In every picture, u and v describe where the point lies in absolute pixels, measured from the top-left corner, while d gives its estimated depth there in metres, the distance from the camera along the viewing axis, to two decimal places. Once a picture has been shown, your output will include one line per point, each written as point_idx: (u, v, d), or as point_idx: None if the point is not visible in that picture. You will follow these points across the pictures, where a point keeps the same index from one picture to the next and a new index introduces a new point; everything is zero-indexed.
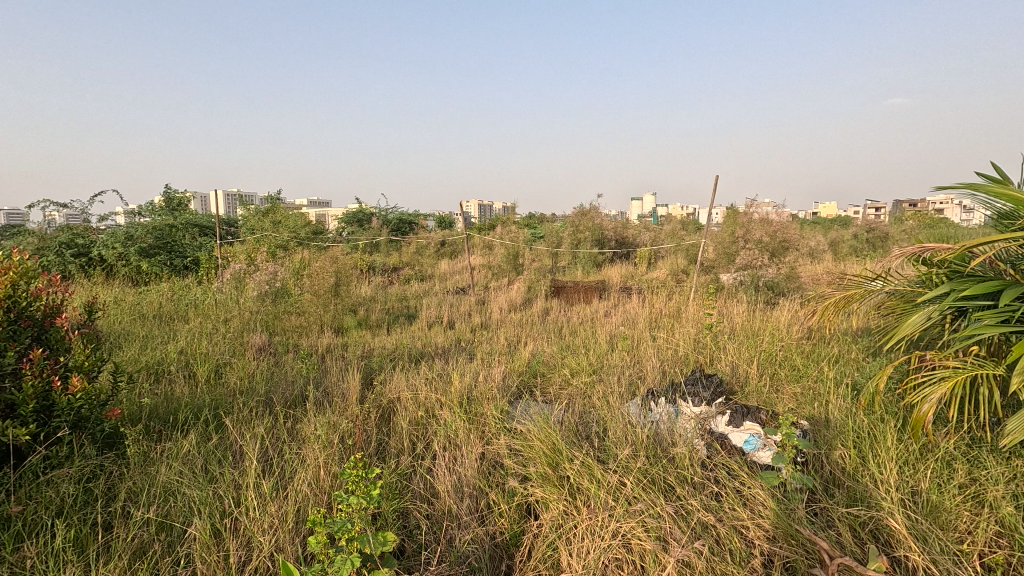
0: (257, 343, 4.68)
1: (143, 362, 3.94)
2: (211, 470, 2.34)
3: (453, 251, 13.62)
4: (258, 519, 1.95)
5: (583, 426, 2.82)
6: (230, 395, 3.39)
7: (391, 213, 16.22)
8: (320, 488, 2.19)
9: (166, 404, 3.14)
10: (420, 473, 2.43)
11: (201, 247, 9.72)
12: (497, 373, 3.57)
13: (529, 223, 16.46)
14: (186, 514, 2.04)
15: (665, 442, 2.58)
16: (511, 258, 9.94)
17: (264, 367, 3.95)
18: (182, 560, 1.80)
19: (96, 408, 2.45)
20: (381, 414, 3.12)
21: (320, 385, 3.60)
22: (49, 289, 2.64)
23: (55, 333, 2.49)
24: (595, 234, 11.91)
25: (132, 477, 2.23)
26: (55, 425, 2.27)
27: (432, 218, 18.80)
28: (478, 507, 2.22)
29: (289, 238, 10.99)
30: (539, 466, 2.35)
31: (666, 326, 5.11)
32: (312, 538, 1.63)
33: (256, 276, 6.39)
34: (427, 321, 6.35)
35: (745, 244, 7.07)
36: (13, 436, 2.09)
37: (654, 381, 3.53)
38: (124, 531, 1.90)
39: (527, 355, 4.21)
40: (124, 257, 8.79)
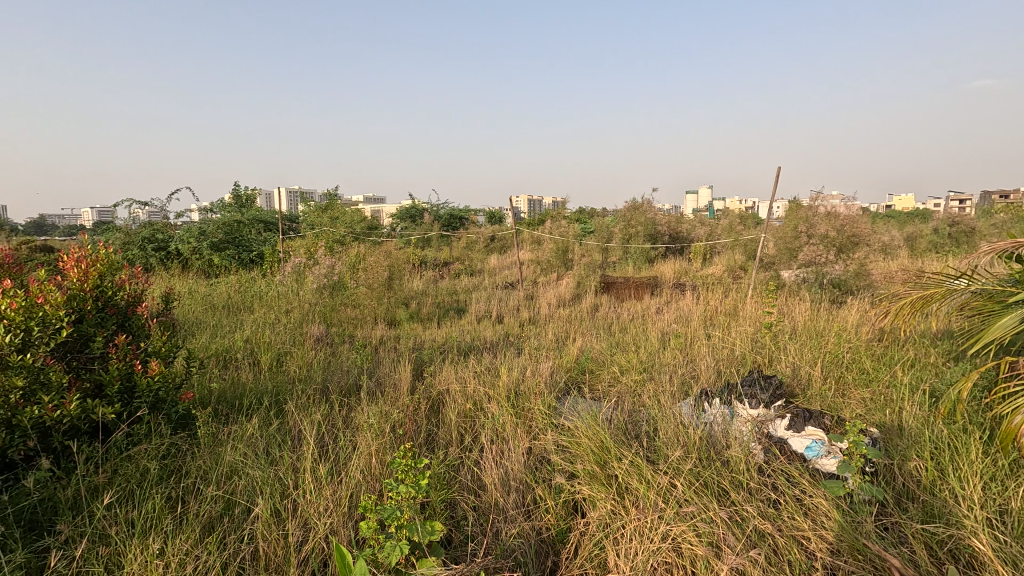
0: (315, 333, 4.90)
1: (213, 349, 4.21)
2: (273, 453, 2.46)
3: (503, 246, 13.71)
4: (314, 503, 2.03)
5: (632, 425, 2.76)
6: (290, 382, 3.57)
7: (443, 209, 16.53)
8: (372, 475, 2.27)
9: (232, 388, 3.34)
10: (468, 464, 2.46)
11: (266, 242, 10.30)
12: (545, 369, 3.55)
13: (579, 218, 16.27)
14: (249, 493, 2.16)
15: (719, 444, 2.48)
16: (561, 253, 9.88)
17: (322, 357, 4.14)
18: (246, 536, 1.92)
19: (171, 390, 2.65)
20: (431, 406, 3.18)
21: (373, 376, 3.71)
22: (132, 280, 2.86)
23: (136, 320, 2.70)
24: (648, 229, 11.59)
25: (203, 456, 2.38)
26: (137, 405, 2.48)
27: (483, 213, 19.03)
28: (525, 502, 2.22)
29: (346, 233, 11.41)
30: (587, 463, 2.31)
31: (721, 324, 4.91)
32: (364, 524, 1.68)
33: (315, 270, 6.69)
34: (477, 316, 6.41)
35: (809, 239, 6.68)
36: (101, 414, 2.30)
37: (707, 381, 3.41)
38: (196, 506, 2.03)
39: (575, 351, 4.17)
40: (198, 251, 9.45)
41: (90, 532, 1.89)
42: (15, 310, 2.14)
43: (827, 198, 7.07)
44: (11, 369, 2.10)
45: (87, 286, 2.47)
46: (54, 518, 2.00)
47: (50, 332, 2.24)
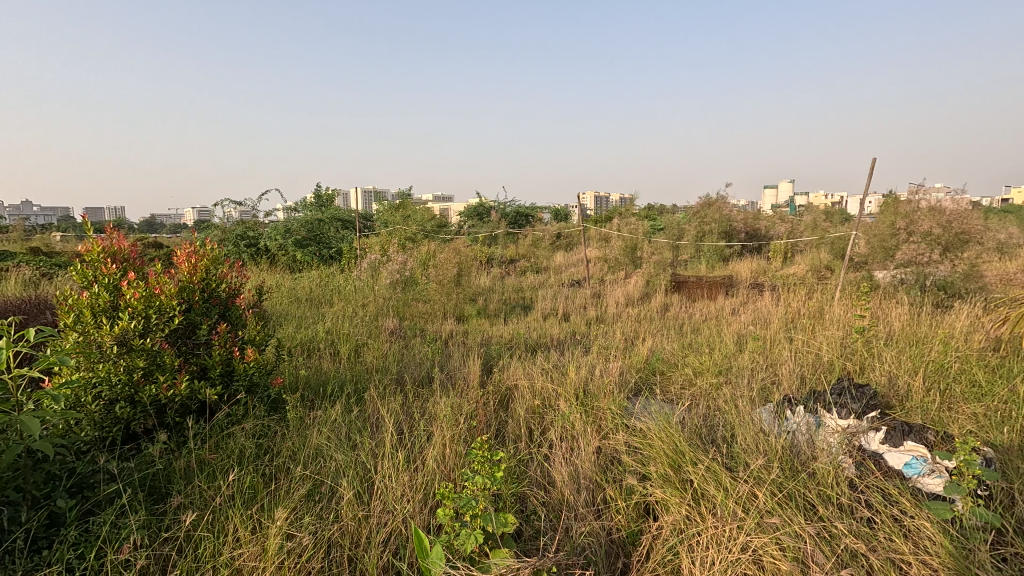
0: (389, 327, 5.14)
1: (299, 340, 4.52)
2: (354, 438, 2.61)
3: (569, 243, 13.63)
4: (392, 487, 2.13)
5: (708, 429, 2.65)
6: (367, 372, 3.76)
7: (510, 206, 16.70)
8: (445, 464, 2.34)
9: (316, 376, 3.58)
10: (538, 460, 2.47)
11: (344, 239, 10.90)
12: (614, 368, 3.49)
13: (648, 214, 15.81)
14: (334, 474, 2.30)
15: (803, 455, 2.33)
16: (629, 251, 9.65)
17: (396, 349, 4.33)
18: (332, 514, 2.05)
19: (264, 375, 2.89)
20: (500, 401, 3.23)
21: (443, 369, 3.82)
22: (231, 274, 3.14)
23: (235, 311, 2.97)
24: (722, 226, 11.05)
25: (292, 438, 2.56)
26: (235, 388, 2.72)
27: (549, 210, 19.01)
28: (595, 501, 2.20)
29: (416, 230, 11.81)
30: (660, 466, 2.26)
31: (805, 327, 4.59)
32: (441, 511, 1.75)
33: (389, 266, 6.98)
34: (543, 313, 6.41)
35: (908, 237, 6.10)
36: (206, 394, 2.55)
37: (790, 387, 3.21)
38: (287, 484, 2.19)
39: (645, 352, 4.06)
40: (283, 247, 10.25)
41: (199, 499, 2.09)
42: (139, 299, 2.44)
43: (930, 191, 6.40)
44: (134, 351, 2.39)
45: (195, 279, 2.74)
46: (169, 485, 2.23)
47: (165, 319, 2.52)
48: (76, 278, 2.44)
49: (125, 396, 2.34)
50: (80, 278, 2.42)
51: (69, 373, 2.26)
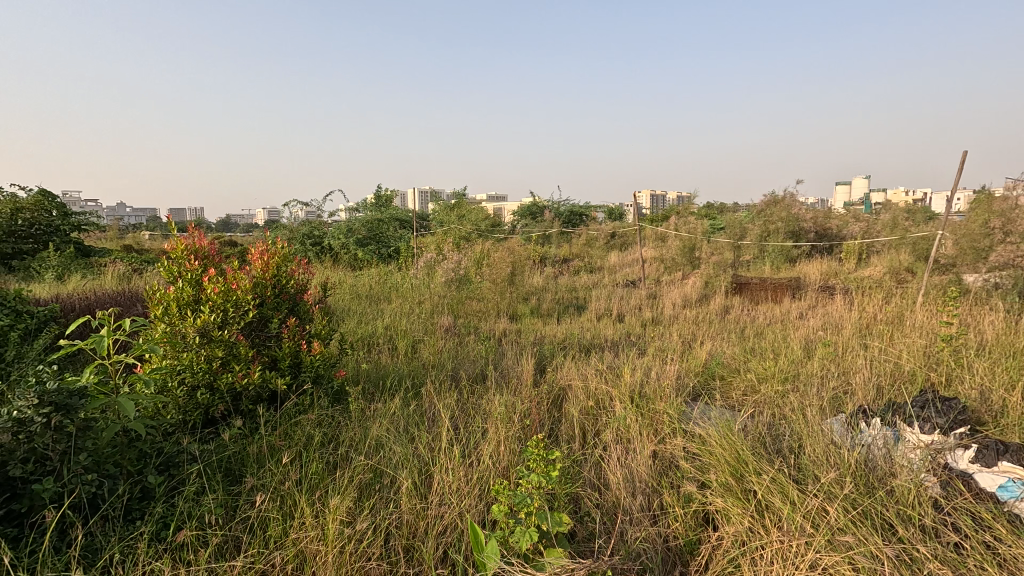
0: (444, 324, 5.25)
1: (360, 335, 4.71)
2: (412, 431, 2.69)
3: (625, 243, 13.37)
4: (449, 481, 2.18)
5: (772, 438, 2.53)
6: (424, 367, 3.86)
7: (564, 205, 16.62)
8: (500, 461, 2.37)
9: (376, 370, 3.72)
10: (593, 462, 2.45)
11: (401, 238, 11.23)
12: (671, 371, 3.39)
13: (708, 213, 15.26)
14: (393, 465, 2.38)
15: (880, 470, 2.17)
16: (687, 251, 9.35)
17: (451, 346, 4.42)
18: (390, 504, 2.12)
19: (328, 368, 3.03)
20: (553, 400, 3.22)
21: (497, 367, 3.86)
22: (299, 271, 3.32)
23: (303, 306, 3.14)
24: (789, 225, 10.47)
25: (354, 429, 2.67)
26: (302, 379, 2.88)
27: (603, 209, 18.75)
28: (651, 507, 2.15)
29: (471, 230, 12.00)
30: (720, 474, 2.17)
31: (883, 334, 4.28)
32: (497, 507, 1.77)
33: (444, 264, 7.13)
34: (596, 313, 6.33)
35: (1004, 237, 5.55)
36: (276, 383, 2.71)
37: (865, 397, 3.00)
38: (349, 473, 2.29)
39: (704, 355, 3.93)
40: (345, 246, 10.71)
41: (269, 482, 2.22)
42: (218, 293, 2.63)
43: None
44: (213, 342, 2.58)
45: (267, 275, 2.93)
46: (243, 468, 2.38)
47: (241, 313, 2.70)
48: (163, 273, 2.66)
49: (205, 383, 2.53)
50: (167, 273, 2.64)
51: (158, 360, 2.47)
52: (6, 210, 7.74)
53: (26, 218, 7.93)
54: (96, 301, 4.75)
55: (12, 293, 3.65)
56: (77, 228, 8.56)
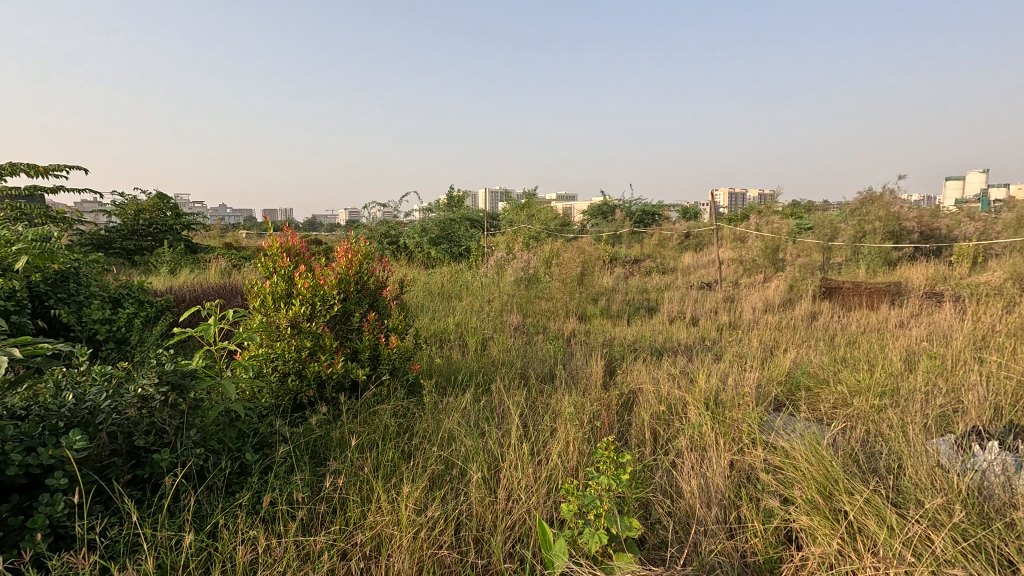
0: (513, 323, 5.31)
1: (432, 331, 4.87)
2: (482, 426, 2.76)
3: (700, 243, 12.81)
4: (518, 477, 2.21)
5: (866, 457, 2.33)
6: (493, 364, 3.93)
7: (636, 205, 16.22)
8: (568, 461, 2.37)
9: (448, 365, 3.84)
10: (665, 467, 2.39)
11: (472, 238, 11.48)
12: (751, 378, 3.21)
13: (794, 212, 14.26)
14: (464, 458, 2.45)
15: (998, 500, 1.94)
16: (770, 252, 8.79)
17: (519, 345, 4.46)
18: (461, 496, 2.18)
19: (404, 361, 3.18)
20: (623, 403, 3.16)
21: (566, 367, 3.84)
22: (379, 268, 3.50)
23: (382, 302, 3.31)
24: (888, 225, 9.55)
25: (428, 421, 2.77)
26: (381, 371, 3.03)
27: (677, 208, 18.08)
28: (727, 519, 2.06)
29: (540, 229, 12.03)
30: (806, 490, 2.04)
31: (1003, 348, 3.79)
32: (566, 506, 1.76)
33: (514, 264, 7.21)
34: (669, 316, 6.12)
35: None
36: (357, 373, 2.88)
37: (979, 418, 2.68)
38: (423, 462, 2.38)
39: (788, 364, 3.68)
40: (420, 245, 11.13)
41: (350, 465, 2.35)
42: (308, 288, 2.84)
43: None
44: (303, 332, 2.80)
45: (351, 272, 3.12)
46: (327, 451, 2.53)
47: (327, 306, 2.90)
48: (261, 269, 2.91)
49: (295, 370, 2.74)
50: (263, 269, 2.89)
51: (255, 348, 2.72)
52: (131, 212, 8.80)
53: (146, 218, 8.96)
54: (202, 294, 5.26)
55: (136, 285, 4.13)
56: (187, 228, 9.51)
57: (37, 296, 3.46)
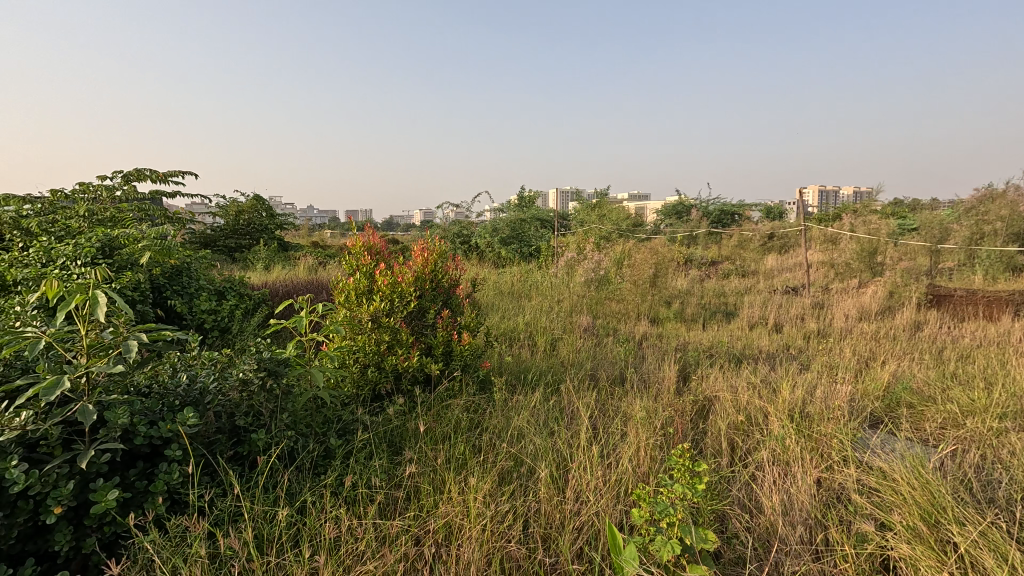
0: (583, 324, 5.26)
1: (502, 330, 4.93)
2: (552, 426, 2.76)
3: (785, 244, 11.99)
4: (587, 479, 2.20)
5: (982, 485, 2.08)
6: (563, 365, 3.92)
7: (713, 205, 15.49)
8: (639, 467, 2.32)
9: (518, 364, 3.88)
10: (743, 480, 2.27)
11: (543, 238, 11.50)
12: (843, 391, 2.97)
13: (896, 212, 12.97)
14: (533, 456, 2.47)
15: None
16: (866, 255, 8.05)
17: (589, 346, 4.41)
18: (530, 493, 2.20)
19: (475, 358, 3.25)
20: (698, 411, 3.03)
21: (637, 371, 3.76)
22: (452, 267, 3.60)
23: (455, 300, 3.41)
24: (1013, 226, 8.43)
25: (498, 417, 2.82)
26: (453, 366, 3.13)
27: (759, 207, 17.05)
28: (813, 540, 1.92)
29: (612, 229, 11.82)
30: (907, 516, 1.86)
31: None
32: (637, 512, 1.73)
33: (585, 265, 7.14)
34: (749, 321, 5.79)
35: None
36: (431, 368, 3.00)
37: None
38: (493, 459, 2.42)
39: (887, 377, 3.36)
40: (491, 245, 11.32)
41: (424, 456, 2.44)
42: (388, 285, 3.00)
43: None
44: (382, 327, 2.96)
45: (427, 271, 3.25)
46: (403, 440, 2.64)
47: (404, 303, 3.04)
48: (345, 266, 3.11)
49: (375, 362, 2.90)
50: (347, 267, 3.08)
51: (340, 340, 2.91)
52: (232, 213, 9.65)
53: (245, 219, 9.81)
54: (293, 289, 5.68)
55: (237, 279, 4.54)
56: (280, 227, 10.30)
57: (158, 288, 3.90)
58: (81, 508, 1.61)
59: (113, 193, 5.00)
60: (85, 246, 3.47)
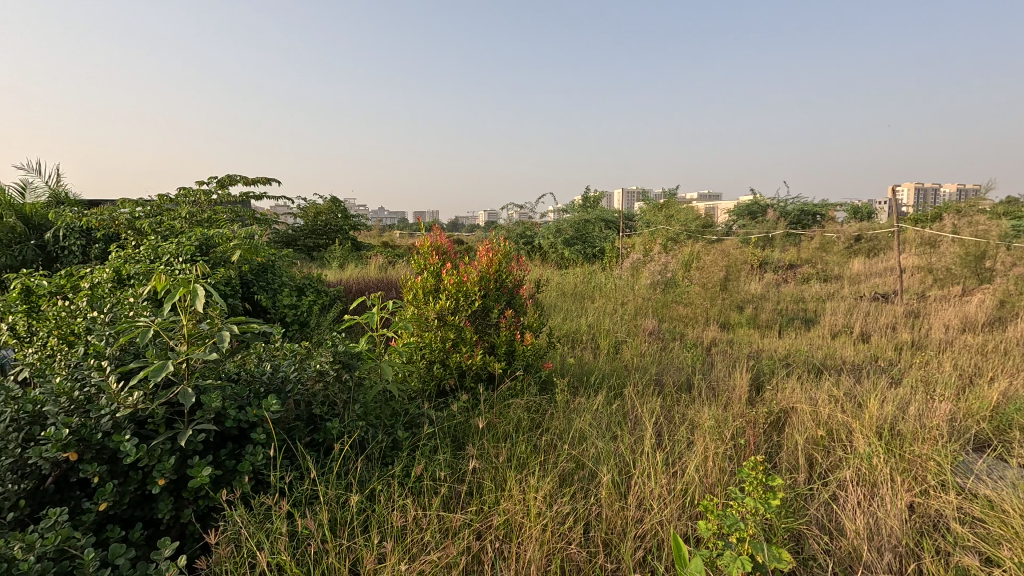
0: (648, 327, 5.13)
1: (565, 331, 4.91)
2: (614, 430, 2.72)
3: (874, 247, 11.05)
4: (651, 486, 2.14)
5: None
6: (627, 368, 3.84)
7: (792, 204, 14.57)
8: (706, 478, 2.23)
9: (580, 366, 3.85)
10: (822, 499, 2.13)
11: (607, 238, 11.28)
12: (942, 409, 2.70)
13: (1010, 211, 11.58)
14: (595, 459, 2.44)
15: None
16: (972, 260, 7.25)
17: (654, 351, 4.30)
18: (591, 498, 2.17)
19: (538, 358, 3.26)
20: (773, 423, 2.86)
21: (705, 378, 3.61)
22: (516, 267, 3.63)
23: (519, 300, 3.44)
24: None
25: (560, 419, 2.81)
26: (515, 365, 3.16)
27: (845, 207, 15.83)
28: (904, 570, 1.76)
29: (680, 231, 11.42)
30: (1018, 553, 1.66)
31: None
32: (704, 524, 1.66)
33: (651, 266, 6.95)
34: (830, 330, 5.40)
35: None
36: (493, 367, 3.04)
37: None
38: (553, 460, 2.42)
39: (996, 396, 3.01)
40: (554, 246, 11.30)
41: (486, 452, 2.48)
42: (453, 284, 3.08)
43: None
44: (447, 325, 3.05)
45: (491, 271, 3.30)
46: (466, 436, 2.70)
47: (469, 302, 3.11)
48: (413, 266, 3.23)
49: (440, 359, 2.99)
50: (416, 266, 3.20)
51: (408, 336, 3.02)
52: (311, 214, 10.29)
53: (323, 220, 10.43)
54: (365, 286, 5.97)
55: (315, 277, 4.84)
56: (354, 228, 10.86)
57: (246, 283, 4.24)
58: (180, 482, 1.78)
59: (209, 197, 5.49)
60: (186, 245, 3.84)
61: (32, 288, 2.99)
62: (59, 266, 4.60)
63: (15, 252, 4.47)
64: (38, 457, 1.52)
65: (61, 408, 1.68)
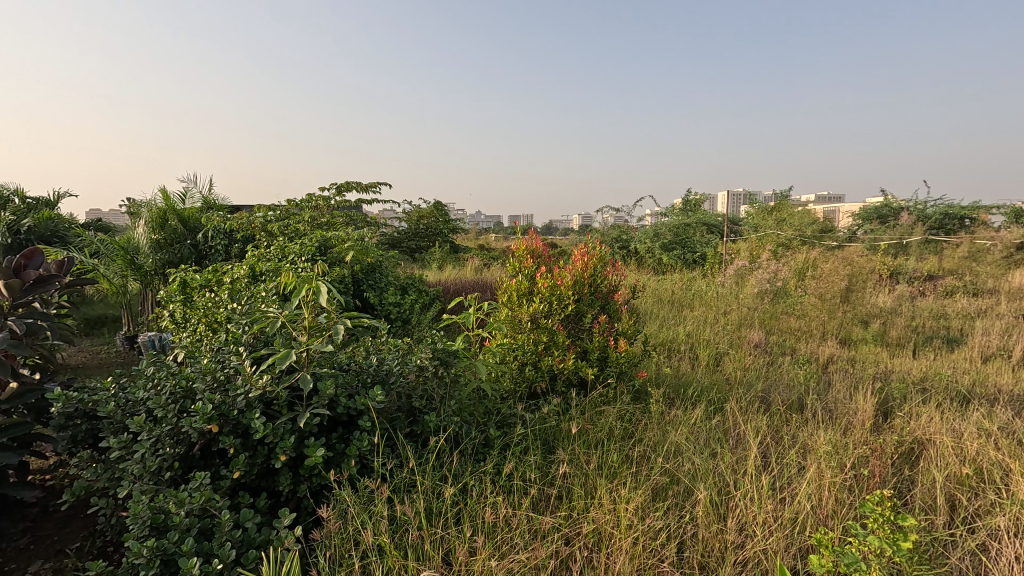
0: (754, 339, 4.78)
1: (661, 339, 4.72)
2: (713, 447, 2.56)
3: None
4: (754, 511, 1.99)
5: None
6: (729, 382, 3.60)
7: (934, 207, 12.76)
8: (819, 509, 2.02)
9: (677, 377, 3.68)
10: (968, 548, 1.84)
11: (709, 243, 10.67)
12: None
13: None
14: (691, 476, 2.32)
15: None
16: None
17: (760, 365, 3.98)
18: (686, 515, 2.07)
19: (631, 366, 3.17)
20: (904, 454, 2.52)
21: (820, 398, 3.28)
22: (611, 271, 3.56)
23: (613, 305, 3.37)
24: None
25: (653, 430, 2.71)
26: (608, 372, 3.10)
27: (1004, 210, 13.55)
28: None
29: (792, 236, 10.50)
30: None
31: None
32: (814, 559, 1.51)
33: (758, 274, 6.46)
34: (981, 352, 4.64)
35: None
36: (585, 372, 3.00)
37: None
38: (646, 471, 2.33)
39: None
40: (651, 251, 10.93)
41: (575, 458, 2.46)
42: (547, 287, 3.10)
43: None
44: (540, 328, 3.07)
45: (585, 275, 3.27)
46: (556, 439, 2.69)
47: (562, 306, 3.11)
48: (508, 269, 3.30)
49: (532, 361, 3.02)
50: (511, 268, 3.26)
51: (502, 337, 3.09)
52: (415, 218, 10.90)
53: (424, 223, 11.00)
54: (462, 287, 6.19)
55: (417, 277, 5.11)
56: (453, 231, 11.33)
57: (357, 282, 4.60)
58: (298, 459, 1.97)
59: (328, 202, 6.04)
60: (308, 245, 4.26)
61: (187, 282, 3.49)
62: (207, 263, 5.34)
63: (175, 251, 5.42)
64: (189, 426, 1.77)
65: (207, 385, 1.93)
